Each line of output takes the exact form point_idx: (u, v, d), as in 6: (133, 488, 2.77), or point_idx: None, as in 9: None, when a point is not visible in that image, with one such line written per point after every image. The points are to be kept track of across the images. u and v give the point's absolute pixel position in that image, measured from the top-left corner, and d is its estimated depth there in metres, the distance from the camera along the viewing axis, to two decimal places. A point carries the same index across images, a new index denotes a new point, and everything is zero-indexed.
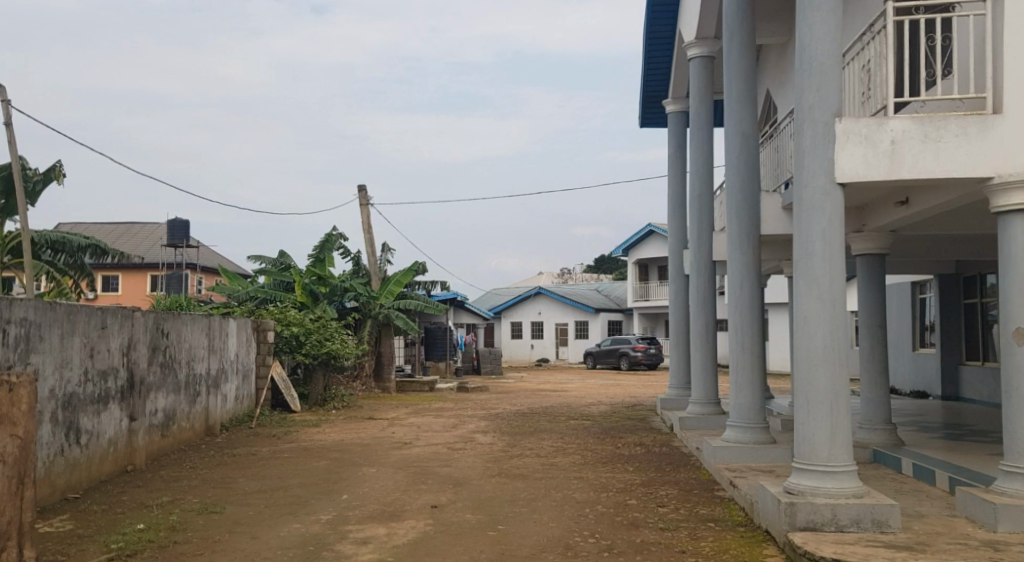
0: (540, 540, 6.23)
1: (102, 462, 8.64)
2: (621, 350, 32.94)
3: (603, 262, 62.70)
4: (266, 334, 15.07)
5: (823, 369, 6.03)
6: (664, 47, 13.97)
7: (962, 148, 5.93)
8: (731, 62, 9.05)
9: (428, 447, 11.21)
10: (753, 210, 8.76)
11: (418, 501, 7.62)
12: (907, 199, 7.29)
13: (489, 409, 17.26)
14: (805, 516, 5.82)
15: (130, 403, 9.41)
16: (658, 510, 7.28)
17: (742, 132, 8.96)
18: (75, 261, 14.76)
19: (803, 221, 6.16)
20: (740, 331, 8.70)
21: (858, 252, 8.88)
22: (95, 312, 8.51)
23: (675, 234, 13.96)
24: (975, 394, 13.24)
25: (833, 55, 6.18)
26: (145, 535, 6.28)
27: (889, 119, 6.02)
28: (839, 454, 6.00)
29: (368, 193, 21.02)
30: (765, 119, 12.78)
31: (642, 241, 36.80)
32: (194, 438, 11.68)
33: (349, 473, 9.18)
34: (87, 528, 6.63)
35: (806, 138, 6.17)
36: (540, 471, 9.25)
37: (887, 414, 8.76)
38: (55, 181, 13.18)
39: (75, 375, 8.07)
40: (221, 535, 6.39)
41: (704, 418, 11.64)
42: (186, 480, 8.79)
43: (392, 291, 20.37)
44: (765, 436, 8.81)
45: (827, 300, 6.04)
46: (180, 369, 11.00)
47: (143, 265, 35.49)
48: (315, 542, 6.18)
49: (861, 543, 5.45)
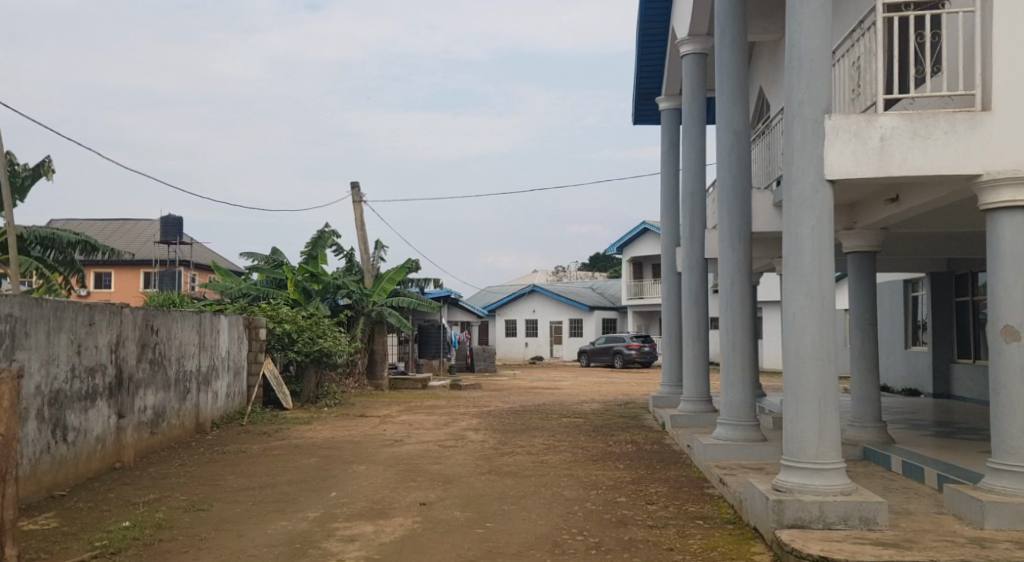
0: (527, 538, 6.20)
1: (89, 460, 8.58)
2: (614, 348, 32.91)
3: (597, 261, 63.01)
4: (258, 331, 15.05)
5: (812, 366, 6.01)
6: (656, 43, 13.96)
7: (952, 145, 5.92)
8: (721, 60, 9.04)
9: (420, 444, 11.20)
10: (744, 207, 8.74)
11: (408, 499, 7.59)
12: (897, 197, 7.28)
13: (481, 406, 17.29)
14: (792, 513, 5.81)
15: (119, 401, 9.37)
16: (647, 507, 7.27)
17: (733, 128, 8.93)
18: (65, 258, 14.61)
19: (793, 219, 6.14)
20: (730, 329, 8.70)
21: (849, 250, 8.91)
22: (82, 308, 8.46)
23: (668, 232, 13.95)
24: (966, 392, 13.28)
25: (822, 52, 6.14)
26: (131, 533, 6.23)
27: (878, 115, 6.00)
28: (827, 451, 5.99)
29: (360, 189, 21.04)
30: (758, 116, 12.76)
31: (637, 240, 36.79)
32: (184, 436, 11.63)
33: (340, 471, 9.15)
34: (72, 526, 6.58)
35: (796, 135, 6.15)
36: (530, 469, 9.21)
37: (877, 412, 8.74)
38: (44, 176, 13.07)
39: (61, 371, 8.03)
40: (206, 533, 6.34)
41: (695, 415, 11.66)
42: (173, 478, 8.73)
43: (385, 289, 20.24)
44: (755, 433, 8.81)
45: (815, 299, 6.03)
46: (170, 366, 10.96)
47: (135, 262, 35.35)
48: (301, 540, 6.13)
49: (849, 541, 5.43)
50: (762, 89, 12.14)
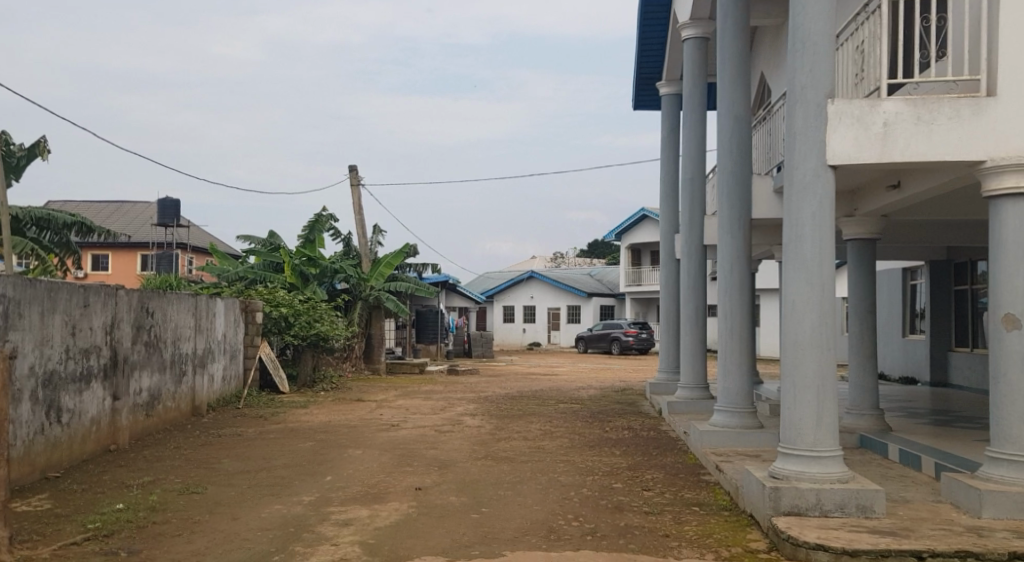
0: (523, 523, 6.17)
1: (84, 442, 8.55)
2: (612, 334, 32.90)
3: (596, 247, 63.15)
4: (254, 314, 14.97)
5: (811, 353, 5.97)
6: (657, 27, 13.87)
7: (955, 131, 5.86)
8: (723, 44, 8.96)
9: (416, 429, 11.18)
10: (744, 193, 8.68)
11: (404, 483, 7.56)
12: (898, 183, 7.21)
13: (478, 392, 17.27)
14: (789, 500, 5.78)
15: (114, 383, 9.33)
16: (643, 493, 7.24)
17: (734, 113, 8.85)
18: (60, 239, 14.52)
19: (794, 204, 6.09)
20: (729, 315, 8.66)
21: (850, 237, 8.85)
22: (76, 290, 8.40)
23: (666, 218, 13.88)
24: (964, 381, 13.27)
25: (826, 35, 6.07)
26: (124, 515, 6.20)
27: (882, 100, 5.94)
28: (826, 439, 5.95)
29: (358, 173, 20.94)
30: (759, 102, 12.68)
31: (636, 226, 36.73)
32: (180, 419, 11.59)
33: (335, 455, 9.12)
34: (64, 508, 6.53)
35: (797, 120, 6.08)
36: (526, 455, 9.19)
37: (874, 400, 8.72)
38: (39, 157, 12.98)
39: (55, 352, 7.98)
40: (201, 516, 6.30)
41: (691, 402, 11.63)
42: (168, 461, 8.70)
43: (383, 273, 20.18)
44: (752, 420, 8.77)
45: (816, 286, 5.98)
46: (165, 348, 10.92)
47: (132, 244, 35.21)
48: (295, 524, 6.10)
49: (846, 529, 5.41)
50: (763, 75, 12.06)
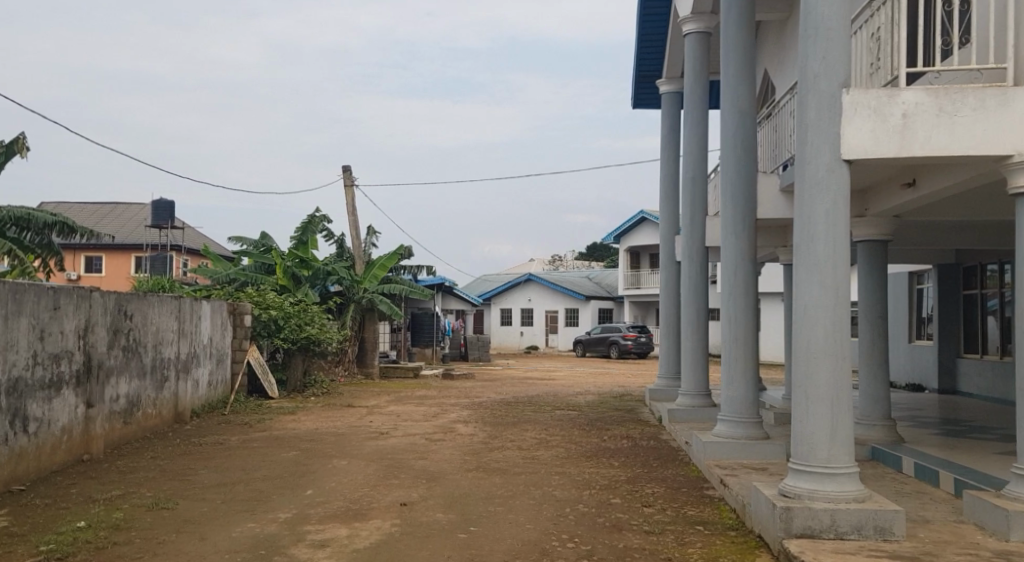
0: (513, 545, 5.73)
1: (53, 451, 8.09)
2: (611, 338, 32.46)
3: (593, 249, 62.92)
4: (243, 317, 14.46)
5: (824, 362, 5.53)
6: (657, 21, 13.46)
7: (979, 123, 5.45)
8: (726, 37, 8.52)
9: (406, 437, 10.74)
10: (750, 191, 8.25)
11: (388, 498, 7.12)
12: (915, 180, 6.80)
13: (473, 398, 16.81)
14: (801, 522, 5.35)
15: (87, 389, 8.89)
16: (643, 510, 6.80)
17: (739, 107, 8.39)
18: (41, 240, 13.99)
19: (805, 202, 5.63)
20: (733, 321, 8.20)
21: (860, 238, 8.42)
22: (45, 292, 7.96)
23: (666, 220, 13.44)
24: (973, 388, 12.84)
25: (841, 20, 5.63)
26: (83, 535, 5.75)
27: (901, 90, 5.52)
28: (840, 455, 5.51)
29: (351, 173, 20.54)
30: (763, 99, 12.26)
31: (634, 229, 36.38)
32: (161, 426, 11.14)
33: (318, 466, 8.69)
34: (22, 525, 6.09)
35: (809, 111, 5.63)
36: (520, 466, 8.74)
37: (887, 410, 8.29)
38: (18, 154, 12.54)
39: (21, 358, 7.54)
40: (167, 535, 5.86)
41: (692, 410, 11.18)
42: (142, 471, 8.27)
43: (377, 275, 19.79)
44: (757, 431, 8.33)
45: (829, 289, 5.55)
46: (145, 352, 10.47)
47: (124, 246, 34.74)
48: (266, 545, 5.65)
49: (863, 553, 4.97)
50: (767, 71, 11.65)
